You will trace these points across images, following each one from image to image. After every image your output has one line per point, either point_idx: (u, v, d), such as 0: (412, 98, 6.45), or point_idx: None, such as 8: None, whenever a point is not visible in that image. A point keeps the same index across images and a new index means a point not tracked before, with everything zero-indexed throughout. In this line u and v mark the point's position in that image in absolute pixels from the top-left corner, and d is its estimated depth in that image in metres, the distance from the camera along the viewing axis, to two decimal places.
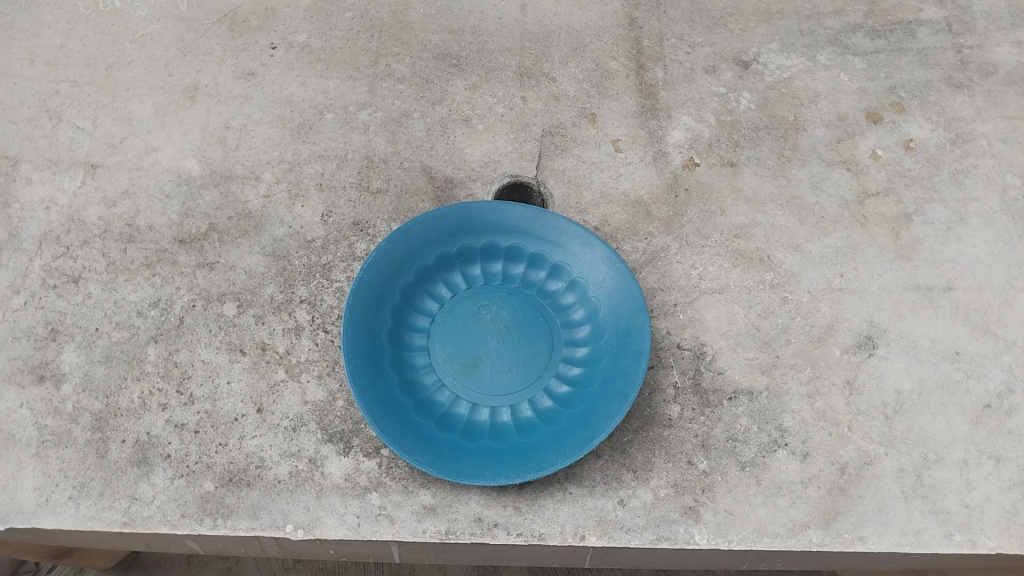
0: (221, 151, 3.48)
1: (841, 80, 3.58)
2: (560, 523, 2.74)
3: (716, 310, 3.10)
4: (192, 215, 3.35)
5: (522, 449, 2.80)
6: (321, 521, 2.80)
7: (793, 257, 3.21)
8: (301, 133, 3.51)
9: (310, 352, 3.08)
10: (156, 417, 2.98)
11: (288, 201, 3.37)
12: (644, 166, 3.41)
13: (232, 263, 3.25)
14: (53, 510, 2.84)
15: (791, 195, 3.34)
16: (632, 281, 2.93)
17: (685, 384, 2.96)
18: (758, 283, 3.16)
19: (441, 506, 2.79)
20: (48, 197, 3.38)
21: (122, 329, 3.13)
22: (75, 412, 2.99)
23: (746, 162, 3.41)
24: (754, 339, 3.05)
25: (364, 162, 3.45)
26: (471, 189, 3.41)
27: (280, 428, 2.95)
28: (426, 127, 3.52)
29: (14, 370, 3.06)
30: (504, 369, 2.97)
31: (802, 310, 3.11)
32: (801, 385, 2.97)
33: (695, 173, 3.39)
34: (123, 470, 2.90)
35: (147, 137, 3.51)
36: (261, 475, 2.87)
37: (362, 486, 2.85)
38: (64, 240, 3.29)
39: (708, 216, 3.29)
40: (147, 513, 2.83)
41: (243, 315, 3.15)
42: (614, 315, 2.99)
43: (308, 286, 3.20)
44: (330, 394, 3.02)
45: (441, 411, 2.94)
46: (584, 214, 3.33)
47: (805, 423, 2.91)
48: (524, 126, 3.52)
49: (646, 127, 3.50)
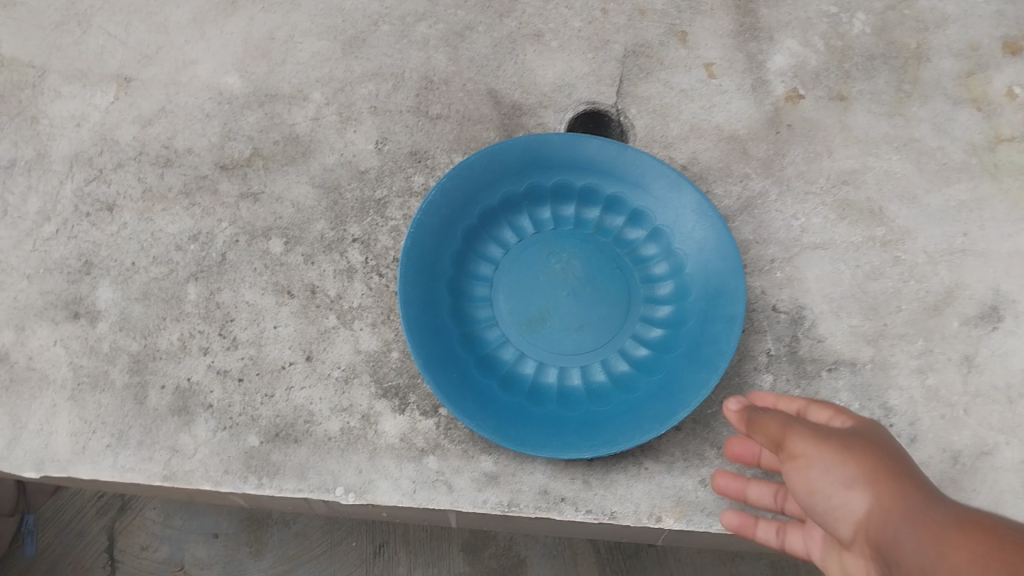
0: (265, 65, 3.12)
1: (976, 2, 3.09)
2: (635, 502, 2.52)
3: (819, 268, 2.77)
4: (234, 137, 3.03)
5: (593, 419, 2.50)
6: (374, 485, 2.59)
7: (908, 210, 2.83)
8: (354, 47, 3.13)
9: (364, 298, 2.81)
10: (198, 362, 2.77)
11: (339, 124, 3.03)
12: (740, 97, 3.00)
13: (278, 193, 2.95)
14: (90, 459, 2.68)
15: (909, 137, 2.92)
16: (727, 231, 2.53)
17: (780, 351, 2.66)
18: (867, 239, 2.80)
19: (504, 475, 2.57)
20: (79, 113, 3.10)
21: (160, 264, 2.90)
22: (111, 353, 2.80)
23: (859, 96, 2.98)
24: (860, 304, 2.73)
25: (423, 82, 3.08)
26: (542, 117, 3.03)
27: (331, 379, 2.72)
28: (492, 43, 3.12)
29: (47, 305, 2.87)
30: (575, 327, 2.66)
31: (916, 273, 2.76)
32: (912, 359, 2.66)
33: (799, 106, 2.97)
34: (162, 419, 2.71)
35: (184, 48, 3.16)
36: (310, 431, 2.66)
37: (418, 448, 2.63)
38: (97, 161, 3.04)
39: (812, 158, 2.90)
40: (188, 467, 2.65)
41: (291, 254, 2.88)
42: (703, 270, 2.62)
43: (361, 224, 2.90)
44: (385, 344, 2.76)
45: (504, 370, 2.65)
46: (670, 149, 2.95)
47: (913, 403, 2.61)
48: (605, 44, 3.10)
49: (744, 50, 3.06)
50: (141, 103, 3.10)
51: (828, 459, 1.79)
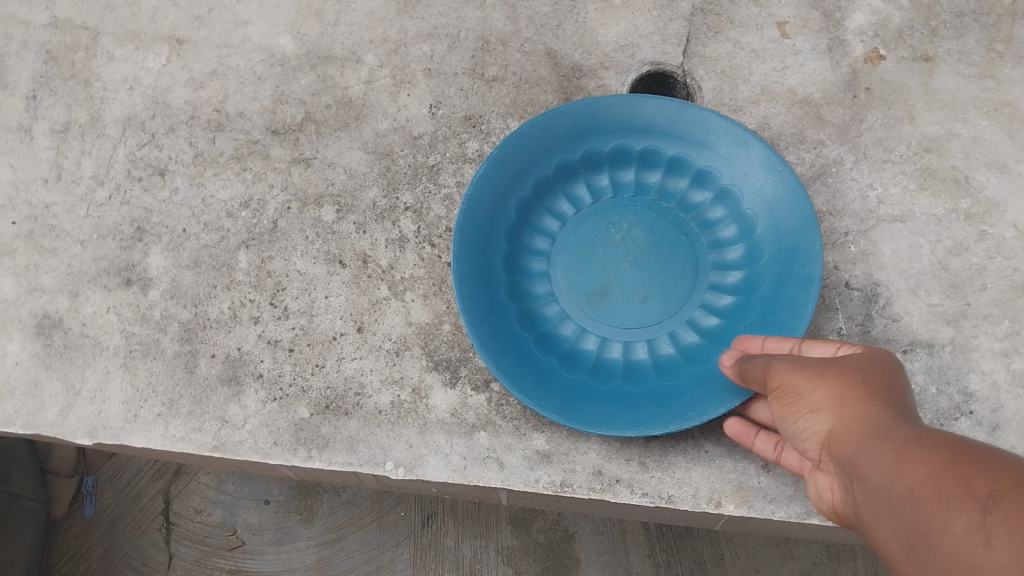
0: (318, 25, 3.03)
1: None
2: (693, 485, 2.42)
3: (896, 243, 2.59)
4: (285, 100, 2.96)
5: (662, 393, 2.39)
6: (424, 460, 2.53)
7: (997, 181, 2.63)
8: (409, 7, 3.02)
9: (415, 268, 2.74)
10: (248, 331, 2.74)
11: (392, 88, 2.94)
12: (816, 57, 2.80)
13: (330, 159, 2.88)
14: (142, 427, 2.69)
15: (1001, 101, 2.70)
16: (799, 187, 2.36)
17: (852, 331, 2.51)
18: (950, 212, 2.61)
19: (557, 454, 2.50)
20: (132, 76, 3.07)
21: (211, 231, 2.86)
22: (163, 321, 2.79)
23: (946, 57, 2.76)
24: (940, 281, 2.55)
25: (479, 43, 2.95)
26: (603, 78, 2.88)
27: (382, 351, 2.67)
28: (552, 1, 2.97)
29: (100, 272, 2.87)
30: (639, 298, 2.55)
31: (1004, 249, 2.56)
32: (996, 341, 2.48)
33: (880, 68, 2.77)
34: (213, 389, 2.70)
35: (236, 8, 3.08)
36: (360, 404, 2.61)
37: (469, 423, 2.56)
38: (149, 126, 3.00)
39: (892, 124, 2.71)
40: (238, 438, 2.63)
41: (343, 222, 2.81)
42: (775, 230, 2.46)
43: (414, 191, 2.82)
44: (437, 316, 2.69)
45: (566, 346, 2.56)
46: (738, 114, 2.78)
47: (996, 388, 2.43)
48: (671, 1, 2.93)
49: (821, 8, 2.86)
50: (192, 65, 3.04)
51: (801, 382, 1.79)
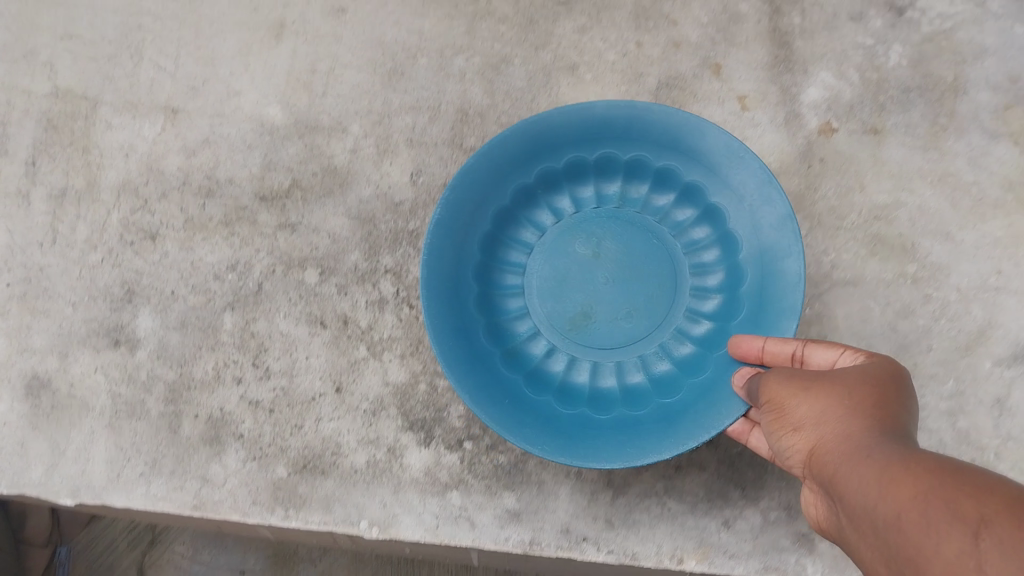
0: (307, 97, 3.19)
1: (1016, 33, 3.02)
2: (657, 543, 2.53)
3: (848, 306, 2.73)
4: (273, 168, 3.12)
5: (664, 411, 2.42)
6: (397, 519, 2.64)
7: (941, 247, 2.79)
8: (392, 81, 3.17)
9: (393, 329, 2.86)
10: (230, 391, 2.85)
11: (375, 156, 3.09)
12: (774, 130, 2.97)
13: (315, 224, 3.02)
14: (123, 487, 2.79)
15: (944, 171, 2.88)
16: (768, 176, 2.38)
17: None
18: (898, 275, 2.76)
19: (527, 513, 2.60)
20: (128, 144, 3.22)
21: (199, 293, 2.99)
22: (148, 381, 2.90)
23: (893, 129, 2.93)
24: (890, 343, 2.69)
25: (458, 116, 3.11)
26: None
27: (359, 411, 2.77)
28: (527, 76, 3.13)
29: (90, 333, 2.99)
30: (625, 314, 2.68)
31: (949, 312, 2.73)
32: (942, 402, 2.64)
33: (833, 140, 2.94)
34: (194, 448, 2.80)
35: (229, 79, 3.24)
36: (337, 463, 2.72)
37: (442, 483, 2.66)
38: (143, 191, 3.15)
39: (845, 192, 2.86)
40: (218, 497, 2.74)
41: (325, 284, 2.94)
42: (744, 225, 2.54)
43: (394, 255, 2.96)
44: (413, 375, 2.80)
45: (557, 380, 2.65)
46: None
47: (943, 446, 2.60)
48: (638, 77, 3.09)
49: (779, 84, 3.02)
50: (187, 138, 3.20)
51: (790, 398, 1.96)
